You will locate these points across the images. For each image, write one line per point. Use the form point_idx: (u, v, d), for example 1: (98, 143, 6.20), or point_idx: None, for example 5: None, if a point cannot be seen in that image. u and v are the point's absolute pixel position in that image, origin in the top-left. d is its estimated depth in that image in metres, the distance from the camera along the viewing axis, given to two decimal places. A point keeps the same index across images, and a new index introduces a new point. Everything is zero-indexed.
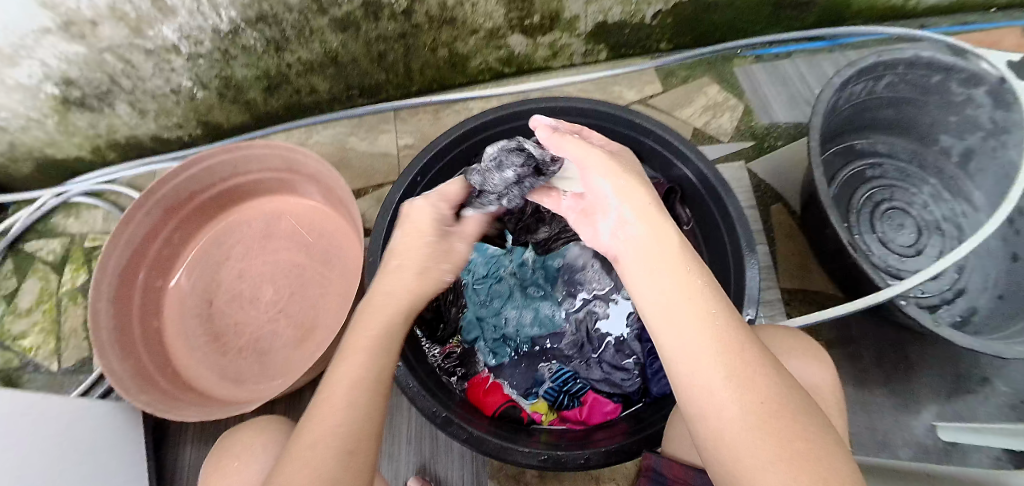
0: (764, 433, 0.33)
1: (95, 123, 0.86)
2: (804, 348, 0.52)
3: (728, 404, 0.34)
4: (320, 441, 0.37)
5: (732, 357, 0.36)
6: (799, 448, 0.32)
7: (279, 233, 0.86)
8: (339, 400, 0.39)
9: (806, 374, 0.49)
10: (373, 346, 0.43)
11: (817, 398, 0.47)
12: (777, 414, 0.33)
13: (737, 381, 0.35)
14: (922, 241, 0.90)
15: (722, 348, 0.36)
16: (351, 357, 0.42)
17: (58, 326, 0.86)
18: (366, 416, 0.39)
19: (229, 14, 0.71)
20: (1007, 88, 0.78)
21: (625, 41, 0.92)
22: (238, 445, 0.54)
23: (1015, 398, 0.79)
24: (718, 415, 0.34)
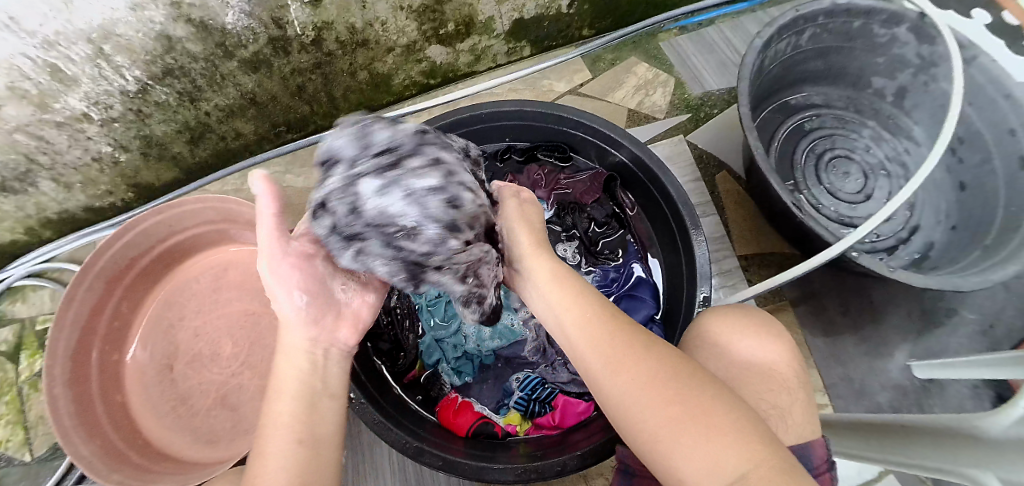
0: (686, 414, 0.33)
1: (22, 205, 0.81)
2: (756, 323, 0.49)
3: (626, 385, 0.36)
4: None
5: (620, 348, 0.37)
6: (703, 398, 0.33)
7: (229, 284, 0.84)
8: (269, 453, 0.36)
9: (756, 352, 0.47)
10: (293, 392, 0.40)
11: (767, 377, 0.46)
12: (680, 379, 0.35)
13: (625, 369, 0.36)
14: (870, 185, 0.91)
15: (607, 344, 0.38)
16: (273, 408, 0.39)
17: (23, 416, 0.82)
18: (297, 465, 0.36)
19: (134, 74, 0.68)
20: (928, 22, 0.80)
21: (546, 34, 0.91)
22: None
23: (982, 323, 0.81)
24: (626, 403, 0.35)
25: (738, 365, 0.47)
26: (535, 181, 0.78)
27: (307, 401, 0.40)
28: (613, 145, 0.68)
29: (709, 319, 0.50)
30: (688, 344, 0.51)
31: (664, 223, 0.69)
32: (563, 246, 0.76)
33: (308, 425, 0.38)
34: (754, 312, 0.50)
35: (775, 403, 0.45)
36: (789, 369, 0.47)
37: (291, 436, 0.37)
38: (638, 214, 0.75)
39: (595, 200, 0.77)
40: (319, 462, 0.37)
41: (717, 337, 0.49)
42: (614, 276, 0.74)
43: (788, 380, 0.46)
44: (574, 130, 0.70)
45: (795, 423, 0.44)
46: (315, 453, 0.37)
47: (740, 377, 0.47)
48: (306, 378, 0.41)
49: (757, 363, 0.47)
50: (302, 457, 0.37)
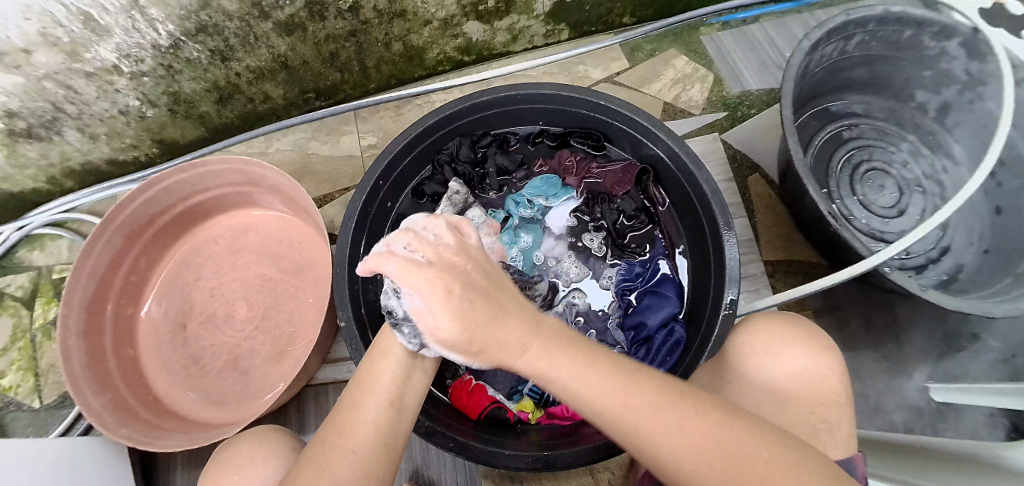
0: (708, 466, 0.31)
1: (47, 153, 0.81)
2: (807, 335, 0.50)
3: (671, 449, 0.33)
4: (340, 442, 0.37)
5: (648, 419, 0.34)
6: (727, 447, 0.32)
7: (247, 247, 0.83)
8: (362, 405, 0.39)
9: (808, 363, 0.49)
10: (397, 354, 0.44)
11: (816, 388, 0.48)
12: (725, 446, 0.32)
13: (654, 427, 0.33)
14: (904, 201, 0.89)
15: (618, 404, 0.34)
16: (374, 365, 0.43)
17: (35, 363, 0.83)
18: (382, 424, 0.39)
19: (167, 28, 0.67)
20: (980, 39, 0.76)
21: (586, 18, 0.89)
22: (237, 456, 0.51)
23: (1006, 352, 0.79)
24: (671, 465, 0.33)
25: (788, 375, 0.49)
26: (566, 168, 0.77)
27: (405, 372, 0.43)
28: (648, 138, 0.66)
29: (757, 328, 0.52)
30: (734, 350, 0.52)
31: (695, 221, 0.67)
32: (589, 237, 0.76)
33: (400, 389, 0.42)
34: (802, 324, 0.52)
35: (824, 418, 0.46)
36: (840, 384, 0.48)
37: (384, 397, 0.40)
38: (668, 211, 0.74)
39: (625, 193, 0.75)
40: (399, 426, 0.40)
41: (766, 348, 0.50)
42: (639, 271, 0.73)
43: (836, 392, 0.48)
44: (610, 119, 0.68)
45: (842, 438, 0.46)
46: (398, 419, 0.40)
47: (790, 387, 0.48)
48: (411, 349, 0.44)
49: (806, 375, 0.48)
50: (389, 418, 0.40)
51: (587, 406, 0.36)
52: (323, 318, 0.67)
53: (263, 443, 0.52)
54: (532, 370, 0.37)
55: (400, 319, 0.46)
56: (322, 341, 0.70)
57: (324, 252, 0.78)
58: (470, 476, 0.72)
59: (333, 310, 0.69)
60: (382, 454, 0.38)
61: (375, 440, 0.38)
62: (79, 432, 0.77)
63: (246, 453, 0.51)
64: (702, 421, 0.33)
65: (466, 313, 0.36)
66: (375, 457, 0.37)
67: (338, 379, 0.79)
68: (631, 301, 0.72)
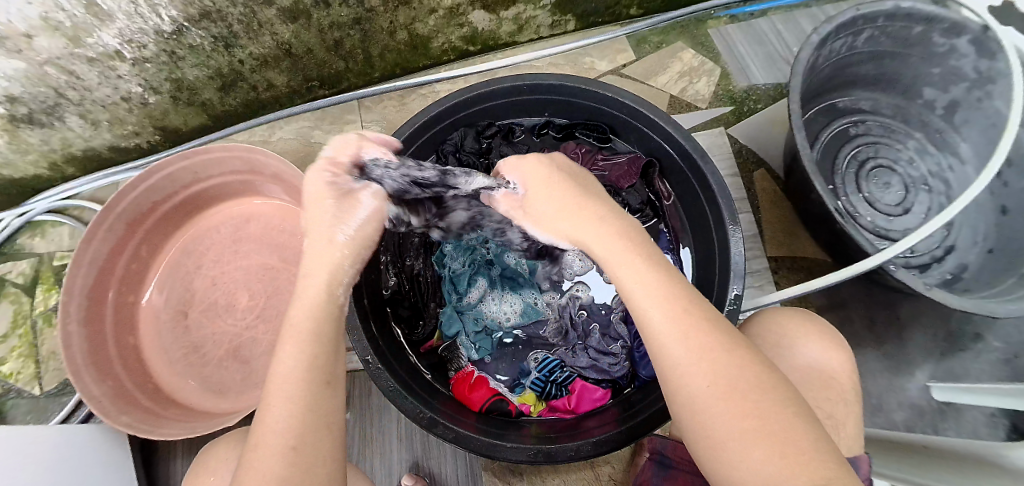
0: (731, 405, 0.32)
1: (48, 139, 0.81)
2: (820, 331, 0.52)
3: (708, 379, 0.33)
4: (270, 441, 0.34)
5: (705, 344, 0.34)
6: (760, 401, 0.32)
7: (249, 236, 0.83)
8: (280, 391, 0.35)
9: (819, 358, 0.50)
10: (305, 332, 0.37)
11: (827, 383, 0.50)
12: (757, 392, 0.33)
13: (700, 356, 0.34)
14: (910, 199, 0.89)
15: (682, 321, 0.35)
16: (290, 342, 0.37)
17: (36, 350, 0.82)
18: (312, 408, 0.35)
19: (170, 13, 0.66)
20: (991, 36, 0.75)
21: (593, 10, 0.88)
22: (214, 461, 0.52)
23: (1008, 352, 0.79)
24: (696, 395, 0.34)
25: (801, 368, 0.50)
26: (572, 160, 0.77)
27: (330, 343, 0.38)
28: (654, 130, 0.66)
29: (773, 320, 0.52)
30: (749, 339, 0.52)
31: (701, 216, 0.67)
32: None
33: (325, 365, 0.37)
34: (811, 318, 0.53)
35: (831, 412, 0.48)
36: (846, 379, 0.50)
37: (311, 378, 0.36)
38: (674, 205, 0.73)
39: (631, 186, 0.74)
40: (333, 401, 0.37)
41: (781, 340, 0.51)
42: None
43: (842, 389, 0.50)
44: (617, 111, 0.68)
45: (845, 434, 0.49)
46: (334, 393, 0.37)
47: (802, 379, 0.50)
48: (330, 319, 0.39)
49: (817, 371, 0.50)
50: (322, 398, 0.36)
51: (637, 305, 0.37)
52: None
53: (239, 446, 0.53)
54: (605, 252, 0.40)
55: (317, 284, 0.40)
56: None
57: None
58: (470, 468, 0.72)
59: None
60: (327, 436, 0.35)
61: (315, 428, 0.35)
62: (80, 419, 0.77)
63: (221, 457, 0.52)
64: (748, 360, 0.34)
65: (554, 193, 0.44)
66: (317, 438, 0.35)
67: None
68: None
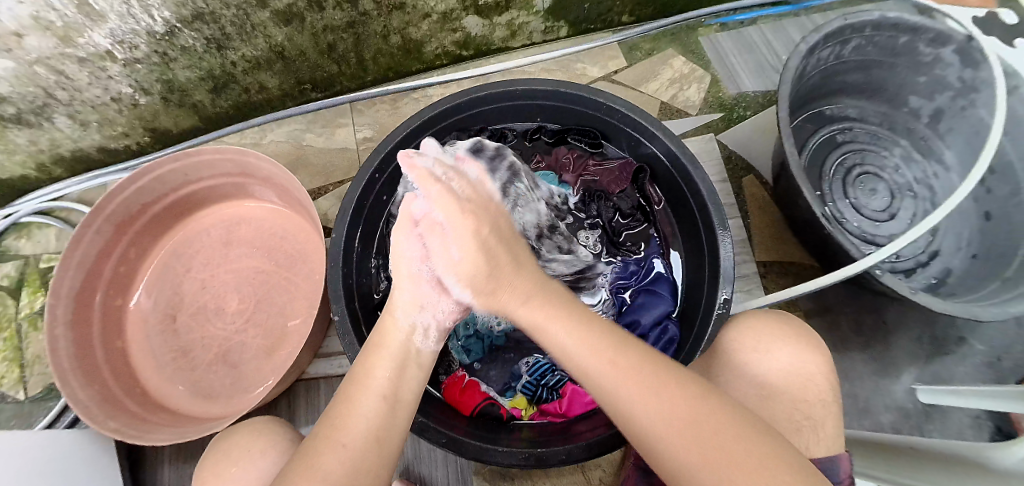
0: (687, 438, 0.33)
1: (35, 139, 0.80)
2: (792, 332, 0.50)
3: (652, 414, 0.35)
4: (333, 436, 0.38)
5: (635, 376, 0.37)
6: (706, 427, 0.33)
7: (239, 239, 0.82)
8: (358, 400, 0.40)
9: (794, 361, 0.48)
10: (393, 351, 0.44)
11: (803, 386, 0.47)
12: (706, 422, 0.33)
13: (642, 393, 0.36)
14: (895, 205, 0.90)
15: (619, 367, 0.37)
16: (371, 358, 0.43)
17: (20, 353, 0.81)
18: (381, 422, 0.39)
19: (163, 15, 0.66)
20: (975, 46, 0.77)
21: (585, 16, 0.89)
22: (234, 450, 0.52)
23: (991, 355, 0.80)
24: (642, 426, 0.35)
25: (775, 372, 0.48)
26: (562, 164, 0.78)
27: (399, 369, 0.43)
28: (645, 136, 0.66)
29: (748, 324, 0.51)
30: (723, 345, 0.52)
31: (690, 220, 0.67)
32: (584, 234, 0.76)
33: (395, 384, 0.42)
34: (793, 322, 0.52)
35: (809, 414, 0.46)
36: (827, 382, 0.48)
37: (379, 391, 0.41)
38: (663, 209, 0.74)
39: (622, 190, 0.75)
40: (394, 421, 0.40)
41: (753, 345, 0.50)
42: (634, 269, 0.73)
43: (824, 393, 0.47)
44: (608, 117, 0.68)
45: (826, 437, 0.46)
46: (393, 412, 0.40)
47: (778, 384, 0.48)
48: (405, 346, 0.45)
49: (794, 374, 0.48)
50: (383, 414, 0.40)
51: (581, 367, 0.39)
52: (316, 309, 0.67)
53: (261, 436, 0.53)
54: (532, 312, 0.44)
55: (398, 325, 0.46)
56: (315, 334, 0.70)
57: (318, 244, 0.77)
58: (460, 472, 0.72)
59: (326, 303, 0.69)
60: (377, 451, 0.38)
61: (366, 435, 0.38)
62: (66, 424, 0.76)
63: (242, 446, 0.52)
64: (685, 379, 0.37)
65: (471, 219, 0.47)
66: (367, 453, 0.37)
67: (330, 374, 0.79)
68: (625, 299, 0.72)
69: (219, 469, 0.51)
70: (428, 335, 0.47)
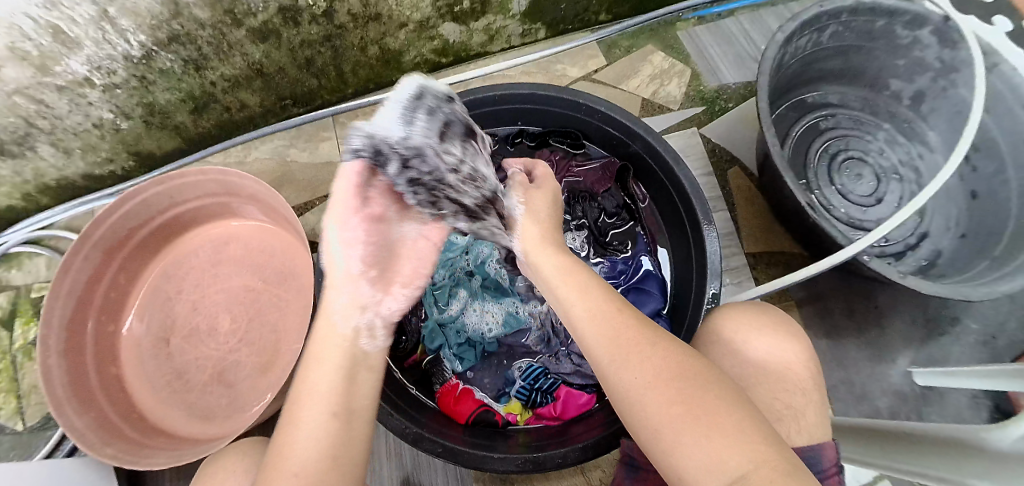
0: (671, 399, 0.33)
1: (19, 169, 0.80)
2: (767, 319, 0.51)
3: (643, 375, 0.35)
4: (279, 466, 0.36)
5: (633, 341, 0.37)
6: (691, 392, 0.33)
7: (228, 259, 0.82)
8: (301, 420, 0.38)
9: (773, 350, 0.48)
10: (335, 361, 0.43)
11: (783, 374, 0.47)
12: (693, 382, 0.34)
13: (636, 357, 0.36)
14: (882, 189, 0.90)
15: (620, 334, 0.38)
16: (309, 374, 0.42)
17: (15, 385, 0.81)
18: (332, 439, 0.38)
19: (139, 39, 0.66)
20: (952, 26, 0.77)
21: (562, 17, 0.90)
22: (220, 472, 0.52)
23: (985, 333, 0.80)
24: (633, 390, 0.35)
25: (756, 362, 0.48)
26: None
27: (346, 375, 0.42)
28: (626, 134, 0.67)
29: (725, 318, 0.52)
30: (705, 339, 0.52)
31: (676, 216, 0.67)
32: (571, 235, 0.75)
33: (344, 397, 0.41)
34: (772, 313, 0.52)
35: (790, 403, 0.46)
36: (806, 370, 0.48)
37: (327, 406, 0.39)
38: (650, 208, 0.74)
39: (607, 190, 0.75)
40: (350, 432, 0.39)
41: (733, 336, 0.50)
42: (622, 268, 0.73)
43: (803, 382, 0.47)
44: (589, 117, 0.68)
45: (808, 424, 0.45)
46: (347, 426, 0.39)
47: (758, 374, 0.48)
48: (347, 353, 0.44)
49: (774, 364, 0.48)
50: (333, 429, 0.38)
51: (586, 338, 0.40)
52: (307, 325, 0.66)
53: (248, 456, 0.53)
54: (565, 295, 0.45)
55: (330, 333, 0.44)
56: None
57: (306, 260, 0.77)
58: (461, 481, 0.72)
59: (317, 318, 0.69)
60: (335, 469, 0.37)
61: (320, 457, 0.37)
62: (64, 454, 0.76)
63: (228, 468, 0.52)
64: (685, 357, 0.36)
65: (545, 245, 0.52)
66: (324, 474, 0.36)
67: None
68: None
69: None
70: (373, 335, 0.47)
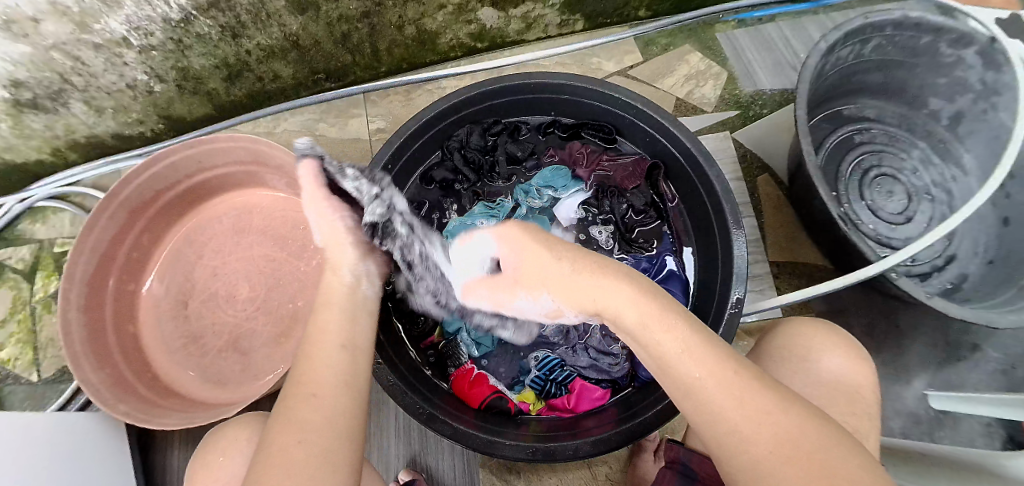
0: (790, 456, 0.30)
1: (51, 124, 0.80)
2: (844, 343, 0.52)
3: (754, 426, 0.32)
4: (304, 392, 0.37)
5: (735, 384, 0.33)
6: (810, 444, 0.31)
7: (251, 227, 0.83)
8: (321, 353, 0.40)
9: (845, 371, 0.51)
10: (340, 304, 0.45)
11: (852, 396, 0.49)
12: (809, 441, 0.31)
13: (740, 404, 0.33)
14: (912, 208, 0.89)
15: (714, 370, 0.34)
16: (321, 318, 0.43)
17: (34, 336, 0.82)
18: (349, 371, 0.39)
19: (179, 2, 0.66)
20: (998, 48, 0.75)
21: (602, 10, 0.88)
22: (222, 441, 0.53)
23: (1006, 363, 0.79)
24: (744, 446, 0.32)
25: (827, 381, 0.50)
26: (575, 160, 0.77)
27: (354, 314, 0.44)
28: (661, 132, 0.66)
29: (798, 332, 0.53)
30: (772, 351, 0.53)
31: (704, 218, 0.67)
32: (596, 229, 0.76)
33: (349, 333, 0.42)
34: (843, 335, 0.54)
35: (855, 426, 0.47)
36: (872, 395, 0.50)
37: (337, 340, 0.41)
38: (678, 207, 0.73)
39: (635, 187, 0.74)
40: (357, 369, 0.40)
41: (805, 352, 0.52)
42: (646, 266, 0.73)
43: (870, 406, 0.49)
44: (624, 112, 0.68)
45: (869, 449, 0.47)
46: (355, 360, 0.41)
47: (827, 393, 0.49)
48: (348, 294, 0.46)
49: (844, 386, 0.50)
50: (345, 360, 0.40)
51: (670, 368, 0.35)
52: None
53: (248, 426, 0.53)
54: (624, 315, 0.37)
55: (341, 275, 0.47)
56: None
57: None
58: (467, 464, 0.72)
59: None
60: (346, 392, 0.38)
61: (336, 382, 0.38)
62: (77, 406, 0.77)
63: (230, 438, 0.52)
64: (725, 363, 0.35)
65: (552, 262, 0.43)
66: (340, 397, 0.38)
67: None
68: None
69: (208, 462, 0.52)
70: (372, 281, 0.49)
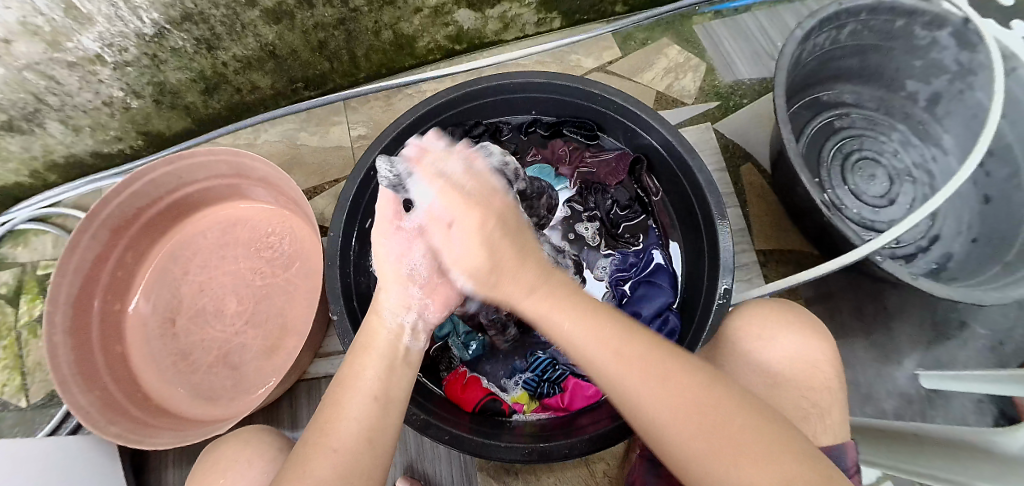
0: (703, 425, 0.33)
1: (28, 145, 0.79)
2: (801, 320, 0.52)
3: (655, 400, 0.35)
4: (322, 442, 0.37)
5: (637, 357, 0.36)
6: (712, 411, 0.33)
7: (235, 240, 0.82)
8: (345, 401, 0.39)
9: (802, 347, 0.50)
10: (380, 350, 0.44)
11: (810, 372, 0.49)
12: (713, 410, 0.33)
13: (648, 381, 0.35)
14: (894, 190, 0.90)
15: (621, 349, 0.37)
16: (357, 362, 0.43)
17: (21, 361, 0.81)
18: (372, 422, 0.39)
19: (151, 16, 0.65)
20: (971, 28, 0.76)
21: (578, 7, 0.89)
22: (217, 466, 0.51)
23: (993, 340, 0.80)
24: (656, 418, 0.34)
25: (784, 357, 0.50)
26: (559, 157, 0.78)
27: (390, 364, 0.43)
28: (642, 127, 0.66)
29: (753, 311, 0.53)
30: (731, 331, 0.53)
31: (689, 210, 0.67)
32: (583, 225, 0.76)
33: (385, 384, 0.41)
34: (801, 312, 0.53)
35: (815, 401, 0.48)
36: (832, 369, 0.50)
37: (368, 391, 0.40)
38: (662, 201, 0.73)
39: (619, 182, 0.76)
40: (387, 420, 0.40)
41: (761, 330, 0.51)
42: (633, 261, 0.73)
43: (830, 379, 0.49)
44: (605, 109, 0.68)
45: (832, 424, 0.47)
46: (385, 412, 0.40)
47: (783, 370, 0.49)
48: (392, 343, 0.44)
49: (803, 361, 0.50)
50: (374, 413, 0.39)
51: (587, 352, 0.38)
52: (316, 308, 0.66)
53: (247, 445, 0.53)
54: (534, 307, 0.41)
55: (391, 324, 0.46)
56: (316, 331, 0.70)
57: (315, 244, 0.77)
58: (465, 469, 0.72)
59: (324, 301, 0.69)
60: (370, 451, 0.38)
61: (358, 436, 0.38)
62: (68, 430, 0.76)
63: (228, 459, 0.51)
64: (607, 326, 0.38)
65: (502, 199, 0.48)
66: (360, 456, 0.37)
67: (330, 373, 0.78)
68: (625, 291, 0.72)
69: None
70: (417, 334, 0.46)
